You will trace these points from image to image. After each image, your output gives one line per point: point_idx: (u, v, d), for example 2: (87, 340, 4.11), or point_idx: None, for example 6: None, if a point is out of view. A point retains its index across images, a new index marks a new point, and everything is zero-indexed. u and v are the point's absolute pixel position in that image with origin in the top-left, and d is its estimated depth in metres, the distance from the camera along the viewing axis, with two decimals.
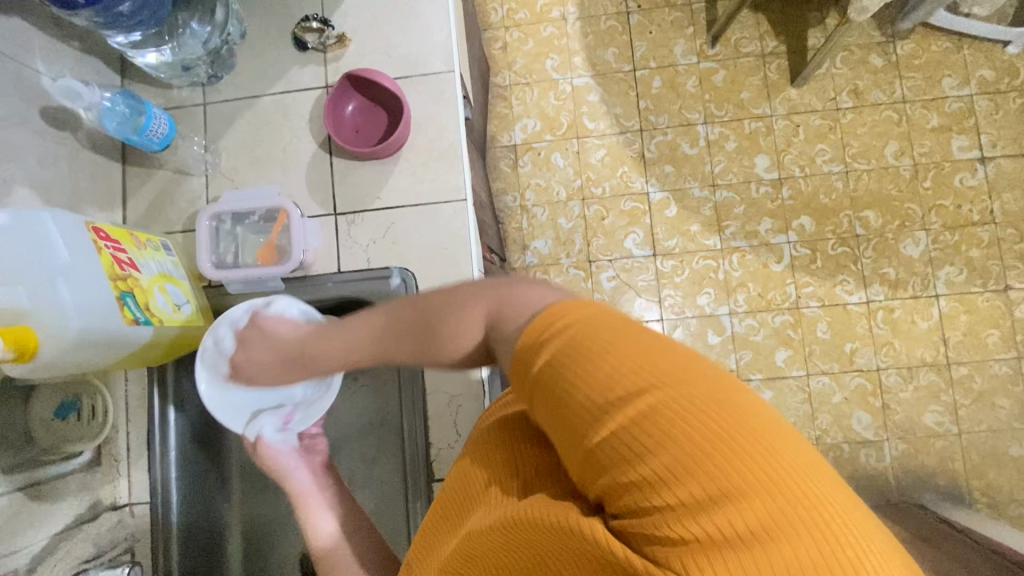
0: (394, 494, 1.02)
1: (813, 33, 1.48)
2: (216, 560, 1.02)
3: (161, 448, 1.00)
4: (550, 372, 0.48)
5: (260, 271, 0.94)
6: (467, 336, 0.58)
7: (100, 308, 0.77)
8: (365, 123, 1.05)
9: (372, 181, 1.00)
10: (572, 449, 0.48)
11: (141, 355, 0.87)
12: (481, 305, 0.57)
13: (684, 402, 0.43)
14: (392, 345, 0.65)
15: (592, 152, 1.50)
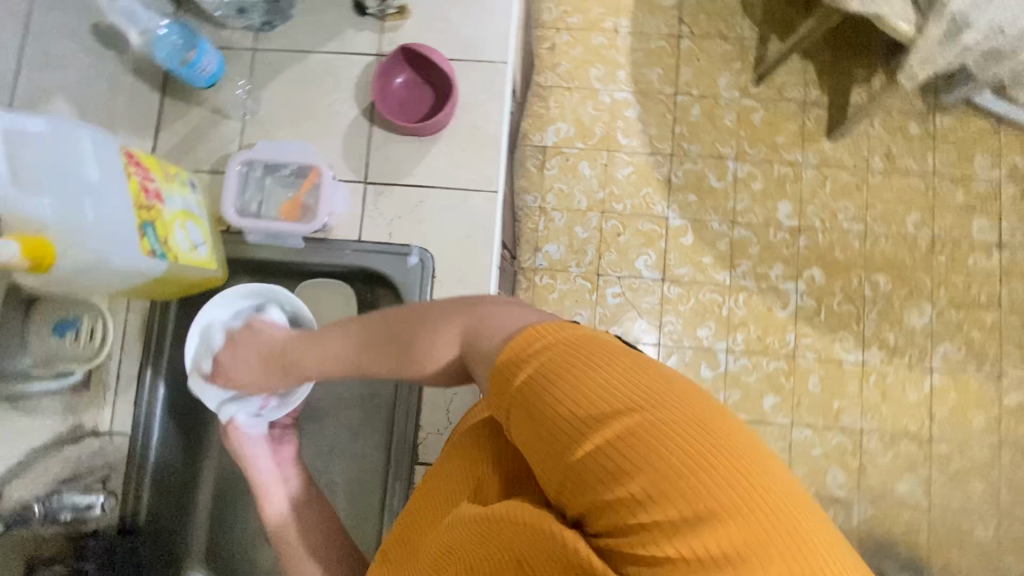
0: (373, 470, 1.02)
1: (858, 90, 1.49)
2: (185, 500, 1.02)
3: (152, 381, 0.98)
4: (529, 386, 0.48)
5: (282, 227, 0.94)
6: (443, 354, 0.60)
7: (121, 234, 0.77)
8: (410, 98, 1.04)
9: (407, 157, 1.00)
10: (547, 464, 0.47)
11: (155, 285, 0.87)
12: (458, 324, 0.59)
13: (664, 421, 0.44)
14: (370, 360, 0.68)
15: (619, 167, 1.50)
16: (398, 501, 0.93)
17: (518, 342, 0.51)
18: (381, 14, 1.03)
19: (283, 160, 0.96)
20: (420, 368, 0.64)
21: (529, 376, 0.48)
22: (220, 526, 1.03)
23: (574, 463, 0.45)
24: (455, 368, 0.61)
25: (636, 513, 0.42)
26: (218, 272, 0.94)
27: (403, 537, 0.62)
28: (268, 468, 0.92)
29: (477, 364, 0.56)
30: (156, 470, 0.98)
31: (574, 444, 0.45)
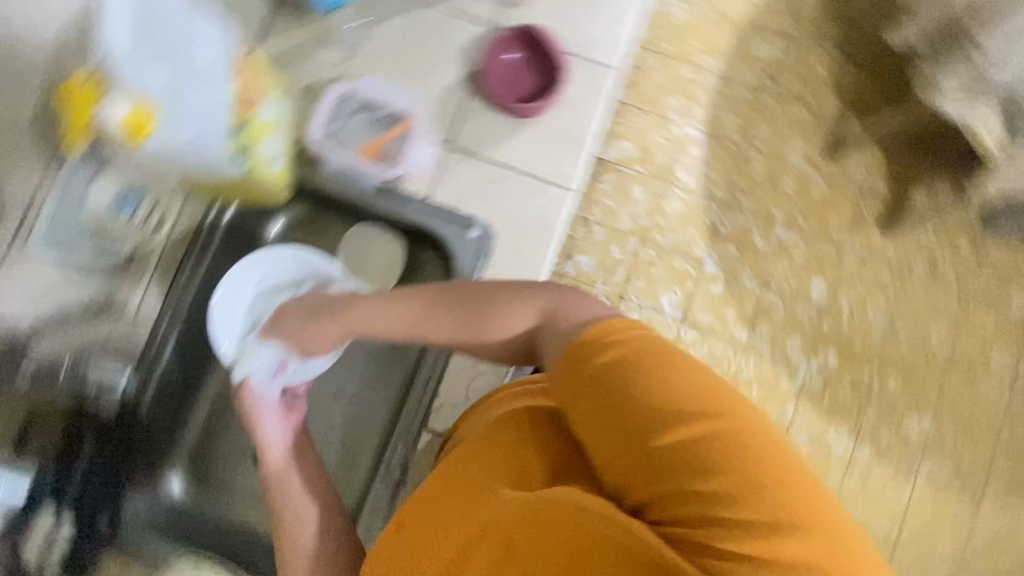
0: (373, 424, 1.01)
1: (919, 194, 1.47)
2: (187, 397, 1.01)
3: (187, 273, 0.95)
4: (606, 376, 0.48)
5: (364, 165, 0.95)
6: (515, 333, 0.62)
7: (214, 135, 0.84)
8: (513, 74, 1.02)
9: (493, 132, 1.00)
10: (617, 453, 0.48)
11: (231, 189, 0.89)
12: (533, 304, 0.60)
13: (744, 429, 0.46)
14: (433, 324, 0.67)
15: (672, 201, 1.45)
16: (397, 463, 0.92)
17: (593, 330, 0.50)
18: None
19: (384, 103, 0.97)
20: (491, 344, 0.65)
21: (607, 365, 0.48)
22: (212, 433, 1.03)
23: (649, 454, 0.47)
24: (522, 345, 0.63)
25: (712, 508, 0.44)
26: (280, 193, 0.91)
27: (418, 516, 0.58)
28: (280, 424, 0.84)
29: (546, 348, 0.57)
30: (168, 368, 0.96)
31: (651, 437, 0.47)
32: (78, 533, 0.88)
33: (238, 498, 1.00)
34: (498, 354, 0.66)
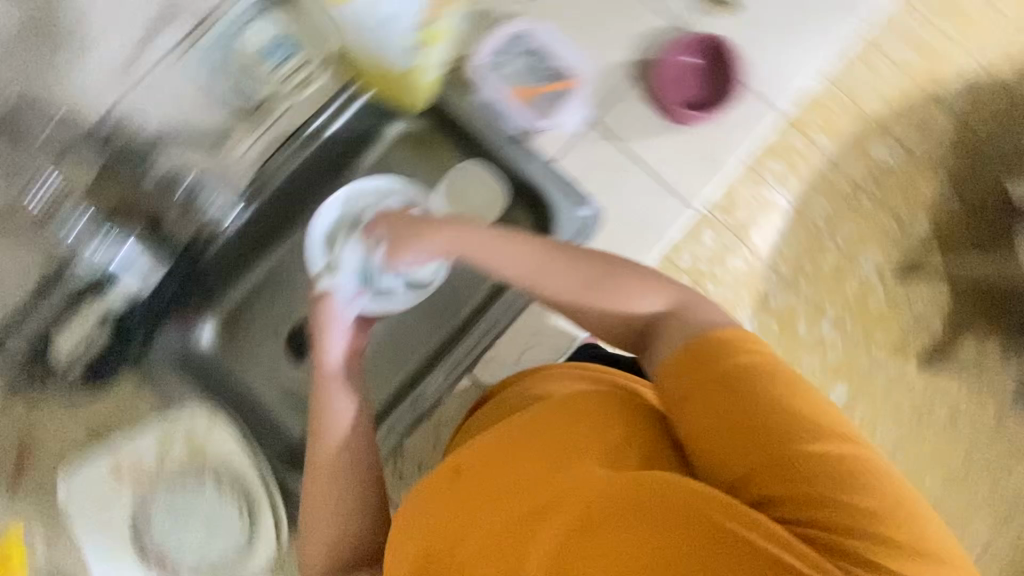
0: (401, 353, 0.95)
1: (967, 341, 1.24)
2: (241, 263, 0.95)
3: (309, 136, 0.93)
4: (728, 373, 0.53)
5: (512, 111, 0.95)
6: (630, 317, 0.64)
7: (400, 22, 0.81)
8: (681, 77, 0.97)
9: (640, 124, 0.97)
10: (734, 446, 0.51)
11: (383, 79, 0.91)
12: (661, 298, 0.63)
13: (870, 450, 0.50)
14: (556, 277, 0.68)
15: (734, 261, 1.06)
16: (429, 394, 0.93)
17: (714, 329, 0.56)
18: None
19: (555, 52, 0.94)
20: (599, 318, 0.67)
21: (727, 363, 0.54)
22: (252, 301, 0.95)
23: (769, 452, 0.50)
24: (633, 330, 0.65)
25: (847, 514, 0.46)
26: (417, 108, 0.96)
27: (483, 466, 0.58)
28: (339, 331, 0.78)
29: (661, 339, 0.60)
30: (241, 229, 0.92)
31: (769, 435, 0.50)
32: (112, 346, 0.89)
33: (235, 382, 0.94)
34: (598, 330, 0.69)
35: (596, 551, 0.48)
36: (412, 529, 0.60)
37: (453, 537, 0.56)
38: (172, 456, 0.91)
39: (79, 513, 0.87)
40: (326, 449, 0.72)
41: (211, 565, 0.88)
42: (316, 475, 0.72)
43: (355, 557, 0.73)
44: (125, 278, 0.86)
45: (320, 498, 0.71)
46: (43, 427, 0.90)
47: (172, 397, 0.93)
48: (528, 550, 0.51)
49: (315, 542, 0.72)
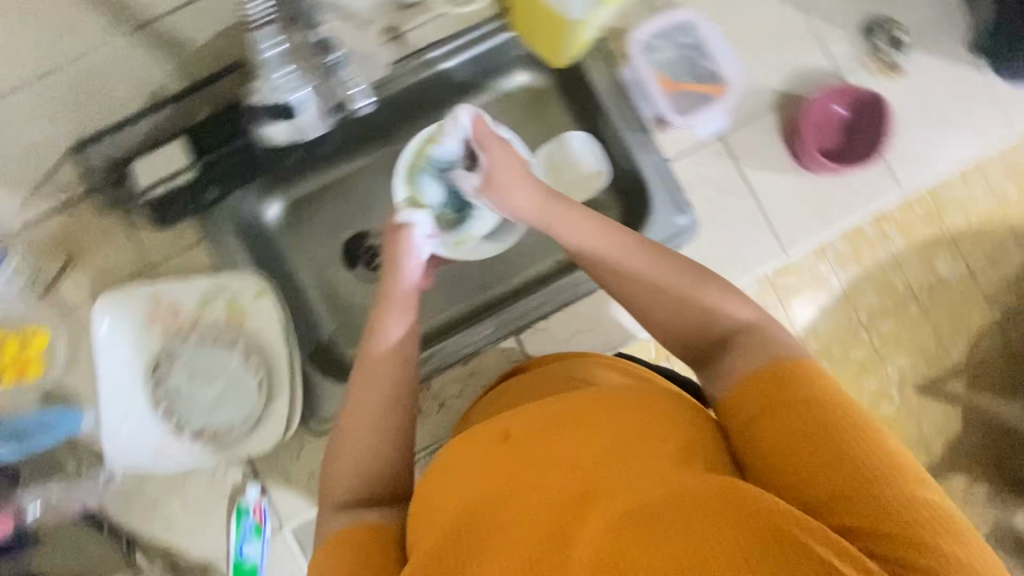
0: (460, 292, 1.02)
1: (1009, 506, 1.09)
2: (325, 157, 1.00)
3: (426, 59, 0.94)
4: (802, 401, 0.54)
5: (654, 101, 0.92)
6: (704, 329, 0.65)
7: None
8: (824, 126, 0.93)
9: (765, 157, 0.94)
10: (807, 473, 0.52)
11: (542, 19, 0.84)
12: (739, 317, 0.64)
13: (940, 498, 0.50)
14: (642, 270, 0.68)
15: None
16: (471, 342, 0.94)
17: (786, 356, 0.58)
18: (873, 52, 0.96)
19: (711, 56, 0.92)
20: (673, 324, 0.67)
21: (800, 390, 0.55)
22: (327, 194, 1.02)
23: (846, 484, 0.50)
24: (705, 343, 0.66)
25: (926, 558, 0.46)
26: (554, 62, 0.90)
27: (538, 439, 0.58)
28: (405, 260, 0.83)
29: (733, 357, 0.61)
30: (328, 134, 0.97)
31: (844, 465, 0.51)
32: (186, 187, 0.89)
33: (293, 259, 0.99)
34: (666, 336, 0.69)
35: (657, 537, 0.48)
36: (454, 490, 0.59)
37: (501, 501, 0.55)
38: (210, 315, 0.90)
39: (110, 341, 0.87)
40: (371, 367, 0.72)
41: (216, 431, 0.88)
42: (360, 395, 0.71)
43: (382, 496, 0.68)
44: (302, 117, 0.84)
45: (359, 420, 0.70)
46: (99, 249, 0.90)
47: (220, 256, 0.92)
48: (584, 528, 0.51)
49: (345, 473, 0.68)
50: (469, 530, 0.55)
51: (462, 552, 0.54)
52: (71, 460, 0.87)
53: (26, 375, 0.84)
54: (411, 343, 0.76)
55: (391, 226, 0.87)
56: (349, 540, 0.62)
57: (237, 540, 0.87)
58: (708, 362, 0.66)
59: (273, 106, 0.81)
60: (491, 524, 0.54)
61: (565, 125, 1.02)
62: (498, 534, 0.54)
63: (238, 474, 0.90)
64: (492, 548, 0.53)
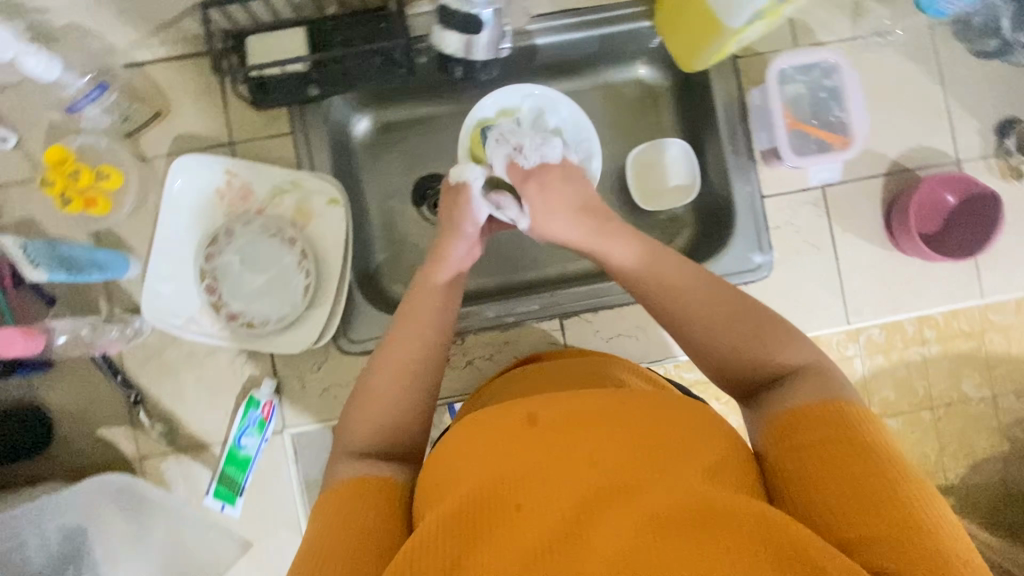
0: (516, 261, 1.01)
1: None
2: (427, 91, 0.99)
3: (559, 26, 0.92)
4: (834, 438, 0.52)
5: (780, 137, 0.86)
6: (753, 365, 0.61)
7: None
8: (927, 210, 0.91)
9: (858, 222, 0.92)
10: (839, 510, 0.48)
11: (678, 27, 0.85)
12: (793, 356, 0.60)
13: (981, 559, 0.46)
14: (699, 298, 0.64)
15: None
16: (518, 312, 0.94)
17: (824, 394, 0.55)
18: (999, 153, 0.93)
19: (844, 104, 0.89)
20: (721, 352, 0.62)
21: (829, 425, 0.52)
22: (414, 128, 1.00)
23: (883, 527, 0.46)
24: (754, 379, 0.61)
25: None
26: (683, 69, 0.91)
27: (561, 429, 0.56)
28: (458, 226, 0.81)
29: (776, 400, 0.58)
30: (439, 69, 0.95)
31: (880, 507, 0.47)
32: (295, 77, 0.87)
33: (365, 180, 0.99)
34: (708, 365, 0.64)
35: (677, 547, 0.46)
36: (465, 461, 0.57)
37: (514, 480, 0.53)
38: (277, 207, 0.90)
39: (176, 203, 0.88)
40: (411, 326, 0.72)
41: (250, 320, 0.88)
42: (391, 349, 0.70)
43: (394, 449, 0.66)
44: (484, 33, 0.81)
45: (388, 379, 0.68)
46: (187, 111, 0.90)
47: (303, 154, 0.90)
48: (601, 526, 0.49)
49: (365, 421, 0.67)
50: (477, 505, 0.52)
51: (466, 525, 0.51)
52: (107, 303, 0.88)
53: (94, 207, 0.82)
54: (450, 305, 0.76)
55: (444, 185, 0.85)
56: (351, 488, 0.60)
57: (238, 429, 0.88)
58: (751, 399, 0.62)
59: (462, 15, 0.78)
60: (502, 505, 0.52)
61: (670, 132, 1.00)
62: (507, 514, 0.51)
63: (258, 366, 0.91)
64: (501, 527, 0.51)
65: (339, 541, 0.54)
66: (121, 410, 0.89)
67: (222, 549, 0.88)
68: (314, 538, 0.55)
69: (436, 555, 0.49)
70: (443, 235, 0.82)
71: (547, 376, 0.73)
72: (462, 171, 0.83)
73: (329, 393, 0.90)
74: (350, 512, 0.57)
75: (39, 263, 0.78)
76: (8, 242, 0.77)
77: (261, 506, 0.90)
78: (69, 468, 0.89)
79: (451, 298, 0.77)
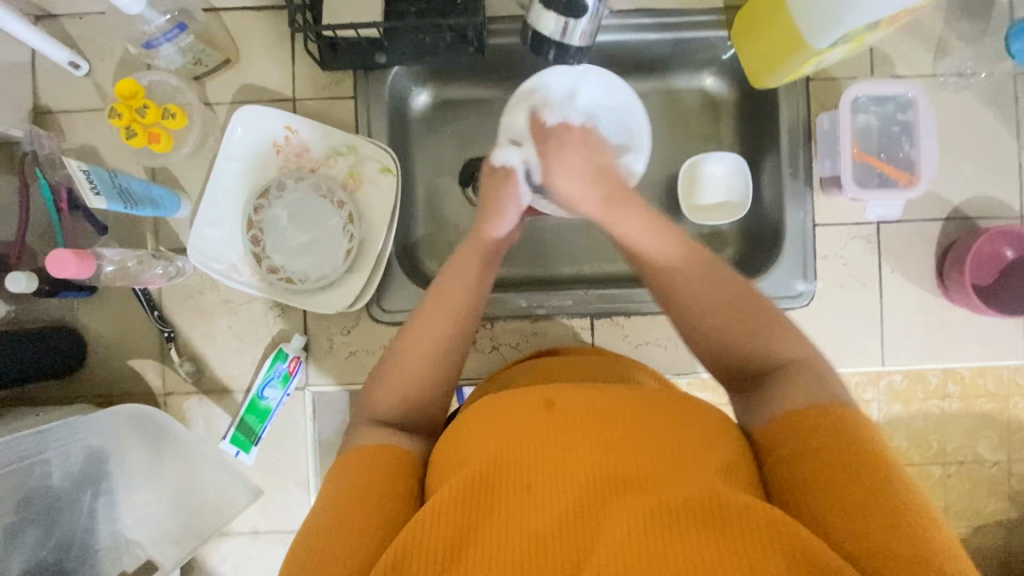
0: (554, 254, 1.01)
1: None
2: (491, 74, 0.99)
3: (635, 25, 0.91)
4: (839, 445, 0.51)
5: (846, 166, 0.85)
6: (744, 357, 0.62)
7: (838, 21, 0.73)
8: (983, 262, 0.89)
9: (908, 265, 0.90)
10: (846, 522, 0.47)
11: (755, 45, 0.84)
12: (784, 351, 0.60)
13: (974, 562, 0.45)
14: (692, 284, 0.65)
15: None
16: (550, 305, 0.94)
17: (814, 399, 0.55)
18: None
19: (916, 141, 0.87)
20: (721, 342, 0.63)
21: (837, 437, 0.52)
22: (472, 108, 1.00)
23: (893, 542, 0.45)
24: (747, 371, 0.62)
25: None
26: (753, 86, 0.90)
27: (577, 418, 0.55)
28: (500, 209, 0.79)
29: (764, 394, 0.59)
30: (507, 56, 0.95)
31: (887, 521, 0.46)
32: (367, 41, 0.87)
33: (417, 154, 0.99)
34: (702, 352, 0.65)
35: (683, 538, 0.46)
36: (477, 439, 0.56)
37: (526, 460, 0.53)
38: (330, 167, 0.91)
39: (234, 149, 0.89)
40: (443, 305, 0.70)
41: (290, 276, 0.89)
42: (416, 331, 0.69)
43: (411, 426, 0.66)
44: (584, 19, 0.80)
45: (414, 350, 0.68)
46: (257, 62, 0.92)
47: (362, 119, 0.91)
48: (608, 516, 0.49)
49: (387, 396, 0.66)
50: (488, 480, 0.52)
51: (473, 501, 0.51)
52: (154, 239, 0.91)
53: (157, 144, 0.83)
54: (484, 283, 0.74)
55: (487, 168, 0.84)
56: (364, 457, 0.60)
57: (263, 379, 0.89)
58: (742, 388, 0.63)
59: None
60: (511, 486, 0.52)
61: (727, 146, 0.99)
62: (518, 492, 0.51)
63: (290, 321, 0.92)
64: (508, 506, 0.50)
65: (351, 509, 0.54)
66: (153, 344, 0.92)
67: (234, 492, 0.87)
68: (326, 503, 0.56)
69: (442, 526, 0.50)
70: (484, 213, 0.79)
71: (567, 369, 0.73)
72: (505, 156, 0.83)
73: (354, 357, 0.91)
74: (365, 479, 0.57)
75: (101, 192, 0.77)
76: (73, 164, 0.76)
77: (273, 456, 0.91)
78: (93, 392, 0.92)
79: (487, 274, 0.75)
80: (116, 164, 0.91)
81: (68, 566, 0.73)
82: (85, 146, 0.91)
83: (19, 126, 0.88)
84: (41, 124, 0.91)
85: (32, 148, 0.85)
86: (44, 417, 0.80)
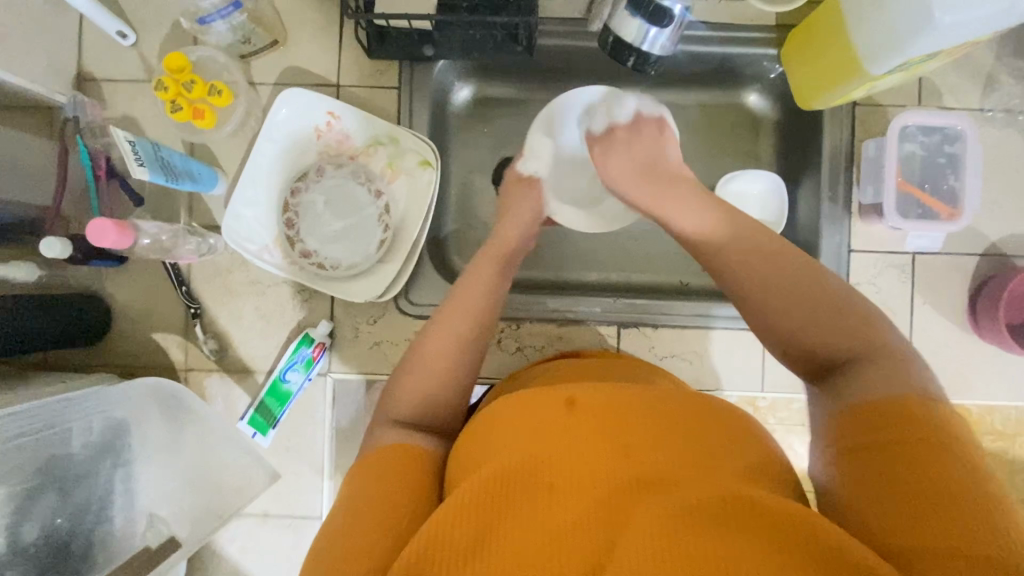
0: (584, 259, 1.00)
1: None
2: (536, 78, 0.99)
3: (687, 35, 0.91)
4: (890, 442, 0.48)
5: (888, 195, 0.84)
6: (831, 341, 0.55)
7: (900, 54, 0.72)
8: (1015, 301, 0.88)
9: (940, 297, 0.90)
10: (887, 519, 0.46)
11: (807, 66, 0.84)
12: (872, 336, 0.54)
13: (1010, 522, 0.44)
14: (764, 267, 0.60)
15: (799, 426, 0.95)
16: (578, 311, 0.94)
17: (895, 390, 0.50)
18: None
19: (961, 174, 0.87)
20: (794, 330, 0.57)
21: (885, 424, 0.49)
22: (513, 107, 1.00)
23: (932, 535, 0.44)
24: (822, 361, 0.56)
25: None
26: (800, 104, 0.90)
27: (598, 418, 0.55)
28: (522, 215, 0.82)
29: (844, 383, 0.54)
30: (555, 58, 0.95)
31: (916, 517, 0.45)
32: (417, 33, 0.87)
33: (455, 148, 0.99)
34: (780, 341, 0.59)
35: (700, 535, 0.46)
36: (496, 438, 0.56)
37: (546, 458, 0.52)
38: (369, 156, 0.91)
39: (274, 128, 0.88)
40: (463, 304, 0.70)
41: (322, 261, 0.88)
42: (439, 328, 0.68)
43: (434, 424, 0.66)
44: (669, 29, 0.79)
45: (439, 348, 0.67)
46: (303, 44, 0.92)
47: (405, 111, 0.91)
48: (633, 514, 0.48)
49: (412, 397, 0.65)
50: (509, 479, 0.51)
51: (489, 500, 0.50)
52: (187, 215, 0.91)
53: (200, 120, 0.83)
54: (502, 283, 0.74)
55: (513, 174, 0.88)
56: (380, 460, 0.59)
57: (286, 362, 0.88)
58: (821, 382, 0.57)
59: (654, 6, 0.77)
60: (531, 482, 0.51)
61: (765, 165, 0.98)
62: (539, 491, 0.50)
63: (316, 307, 0.92)
64: (528, 505, 0.50)
65: (364, 515, 0.53)
66: (179, 319, 0.92)
67: (249, 474, 0.87)
68: (343, 506, 0.55)
69: (462, 526, 0.49)
70: (506, 220, 0.82)
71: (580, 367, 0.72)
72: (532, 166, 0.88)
73: (379, 348, 0.91)
74: (382, 480, 0.57)
75: (145, 163, 0.77)
76: (120, 134, 0.76)
77: (291, 440, 0.91)
78: (112, 363, 0.92)
79: (506, 279, 0.75)
80: (155, 136, 0.91)
81: (83, 535, 0.73)
82: (126, 117, 0.91)
83: (62, 92, 0.88)
84: (83, 91, 0.91)
85: (75, 115, 0.85)
86: (63, 385, 0.80)
